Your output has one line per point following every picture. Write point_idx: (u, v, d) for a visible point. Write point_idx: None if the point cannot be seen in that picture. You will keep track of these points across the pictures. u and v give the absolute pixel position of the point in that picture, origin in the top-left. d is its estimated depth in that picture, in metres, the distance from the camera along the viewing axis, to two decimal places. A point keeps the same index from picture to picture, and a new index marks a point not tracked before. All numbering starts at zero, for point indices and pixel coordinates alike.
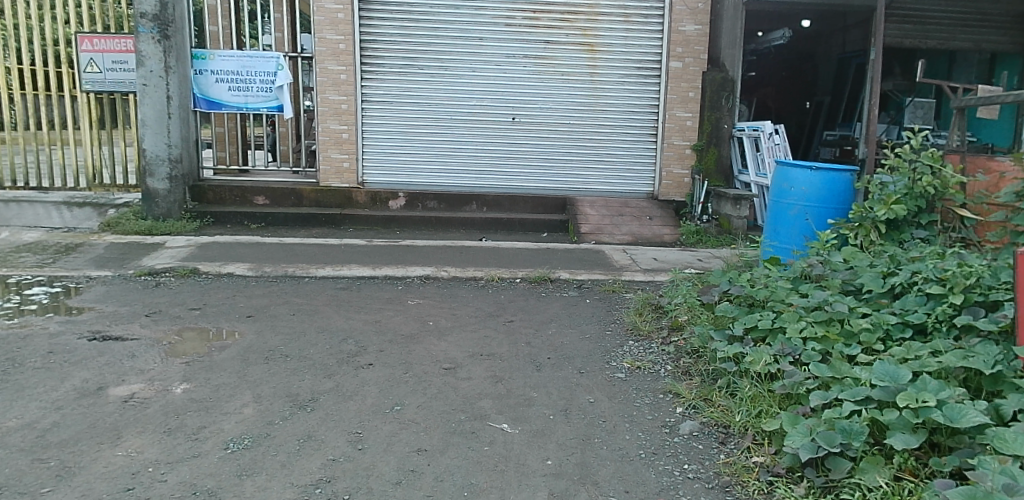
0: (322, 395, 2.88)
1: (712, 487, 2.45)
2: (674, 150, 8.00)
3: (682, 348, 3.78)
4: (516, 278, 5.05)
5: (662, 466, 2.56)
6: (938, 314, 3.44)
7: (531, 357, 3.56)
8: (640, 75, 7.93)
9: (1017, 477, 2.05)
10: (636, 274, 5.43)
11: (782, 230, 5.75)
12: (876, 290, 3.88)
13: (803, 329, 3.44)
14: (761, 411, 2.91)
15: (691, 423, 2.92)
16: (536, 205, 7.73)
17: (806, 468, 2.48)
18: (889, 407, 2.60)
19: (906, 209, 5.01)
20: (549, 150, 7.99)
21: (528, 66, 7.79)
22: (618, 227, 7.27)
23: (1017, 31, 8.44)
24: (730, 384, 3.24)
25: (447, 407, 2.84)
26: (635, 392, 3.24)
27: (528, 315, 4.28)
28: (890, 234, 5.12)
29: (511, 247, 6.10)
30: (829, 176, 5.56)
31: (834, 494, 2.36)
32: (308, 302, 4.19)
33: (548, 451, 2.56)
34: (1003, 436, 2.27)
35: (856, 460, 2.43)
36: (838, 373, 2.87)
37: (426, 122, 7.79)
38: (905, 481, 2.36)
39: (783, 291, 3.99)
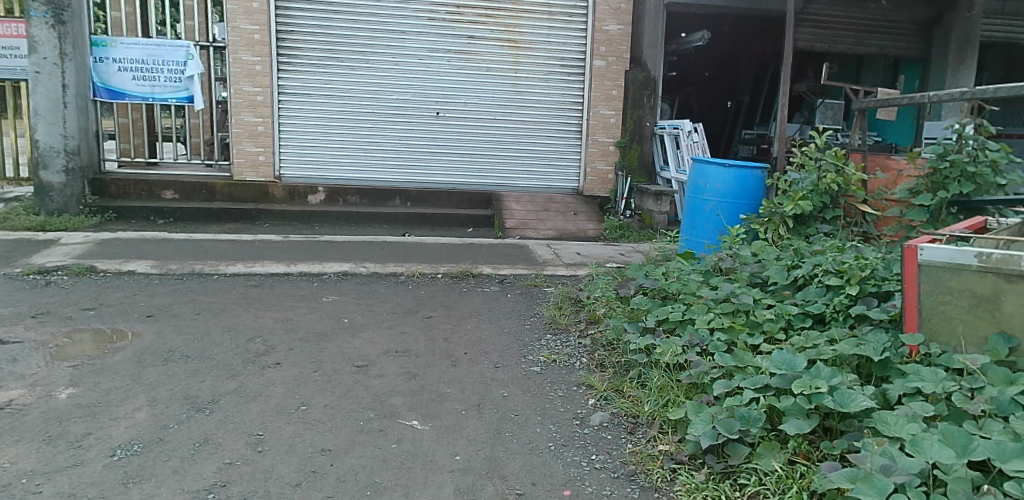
0: (224, 397, 2.78)
1: (617, 477, 2.50)
2: (598, 146, 8.11)
3: (598, 341, 3.85)
4: (437, 274, 5.00)
5: (570, 458, 2.59)
6: (835, 305, 3.61)
7: (447, 352, 3.54)
8: (565, 72, 8.01)
9: (896, 458, 2.15)
10: (558, 269, 5.48)
11: (699, 225, 5.93)
12: (780, 282, 4.05)
13: (711, 320, 3.56)
14: (668, 401, 2.99)
15: (600, 414, 2.98)
16: (462, 200, 7.71)
17: (707, 455, 2.56)
18: (785, 394, 2.71)
19: (812, 204, 5.24)
20: (474, 145, 7.97)
21: (452, 61, 7.74)
22: (543, 222, 7.33)
23: (918, 38, 8.96)
24: (641, 374, 3.32)
25: (356, 405, 2.79)
26: (549, 385, 3.27)
27: (447, 311, 4.25)
28: (798, 229, 5.35)
29: (434, 242, 6.05)
30: (741, 173, 5.77)
31: (731, 479, 2.46)
32: (215, 300, 4.04)
33: (457, 446, 2.55)
34: (886, 419, 2.40)
35: (753, 445, 2.53)
36: (741, 362, 2.97)
37: (347, 115, 7.63)
38: (798, 464, 2.45)
39: (694, 283, 4.11)
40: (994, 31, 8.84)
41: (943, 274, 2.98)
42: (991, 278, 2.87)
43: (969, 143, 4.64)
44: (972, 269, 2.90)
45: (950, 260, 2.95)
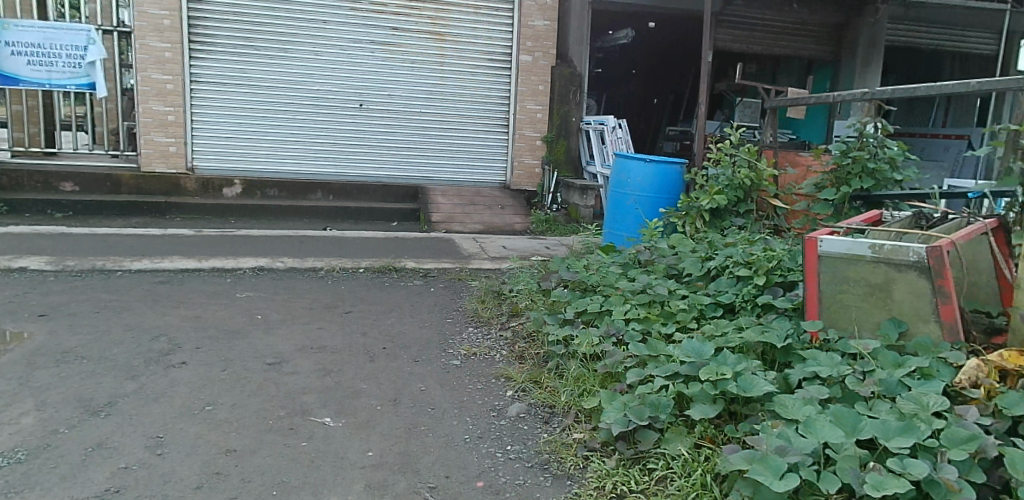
0: (122, 398, 2.65)
1: (530, 466, 2.53)
2: (525, 141, 8.15)
3: (518, 333, 3.87)
4: (358, 268, 4.91)
5: (485, 449, 2.60)
6: (744, 294, 3.75)
7: (365, 347, 3.49)
8: (491, 66, 8.01)
9: (790, 439, 2.25)
10: (483, 262, 5.47)
11: (621, 219, 6.06)
12: (694, 273, 4.18)
13: (627, 311, 3.65)
14: (584, 391, 3.05)
15: (517, 406, 3.00)
16: (387, 193, 7.60)
17: (618, 442, 2.63)
18: (694, 381, 2.80)
19: (727, 199, 5.44)
20: (398, 138, 7.86)
21: (375, 52, 7.61)
22: (469, 216, 7.32)
23: (829, 41, 9.40)
24: (559, 365, 3.36)
25: (265, 404, 2.71)
26: (468, 378, 3.27)
27: (368, 305, 4.19)
28: (714, 222, 5.55)
29: (358, 236, 5.95)
30: (661, 168, 5.92)
31: (641, 463, 2.53)
32: (118, 298, 3.85)
33: (370, 442, 2.52)
34: (784, 402, 2.51)
35: (662, 431, 2.62)
36: (654, 351, 3.05)
37: (265, 105, 7.38)
38: (704, 448, 2.54)
39: (614, 275, 4.21)
40: (898, 35, 9.31)
41: (840, 264, 3.16)
42: (883, 267, 3.04)
43: (870, 141, 4.91)
44: (866, 259, 3.08)
45: (847, 251, 3.12)
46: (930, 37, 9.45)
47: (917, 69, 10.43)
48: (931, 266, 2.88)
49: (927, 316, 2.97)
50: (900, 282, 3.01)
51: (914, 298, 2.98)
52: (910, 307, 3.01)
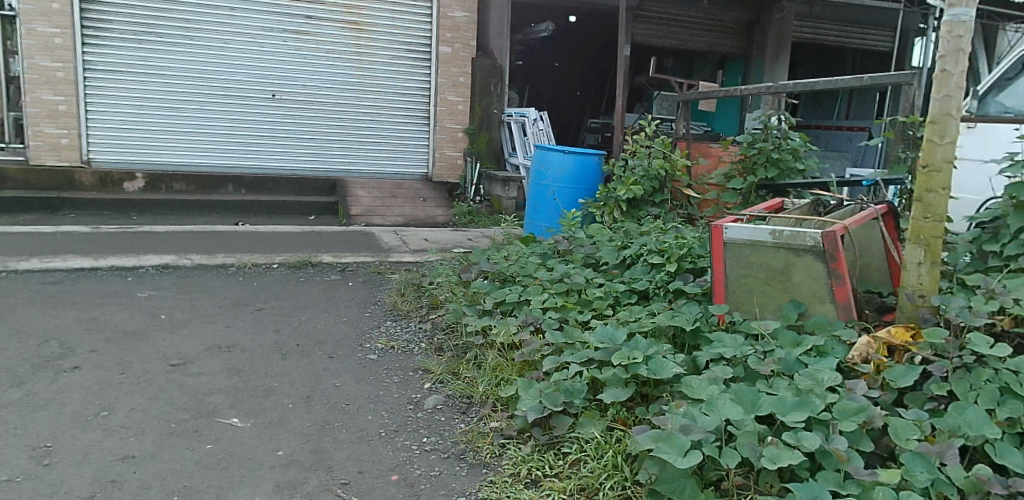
0: (5, 407, 2.49)
1: (447, 457, 2.53)
2: (446, 133, 8.08)
3: (438, 324, 3.84)
4: (272, 264, 4.76)
5: (400, 443, 2.58)
6: (657, 281, 3.86)
7: (278, 345, 3.39)
8: (410, 57, 7.90)
9: (695, 417, 2.34)
10: (403, 255, 5.38)
11: (542, 209, 6.11)
12: (610, 262, 4.27)
13: (545, 300, 3.69)
14: (501, 380, 3.07)
15: (435, 397, 3.00)
16: (303, 186, 7.41)
17: (534, 428, 2.66)
18: (607, 365, 2.86)
19: (643, 189, 5.58)
20: (314, 129, 7.65)
21: (288, 41, 7.37)
22: (390, 209, 7.24)
23: (740, 37, 9.77)
24: (477, 355, 3.37)
25: (168, 407, 2.60)
26: (385, 372, 3.23)
27: (281, 302, 4.07)
28: (631, 212, 5.69)
29: (272, 230, 5.76)
30: (580, 159, 5.99)
31: (556, 448, 2.57)
32: (2, 300, 3.59)
33: (280, 441, 2.46)
34: (691, 383, 2.60)
35: (576, 416, 2.67)
36: (570, 338, 3.10)
37: (168, 95, 7.03)
38: (616, 430, 2.60)
39: (532, 265, 4.26)
40: (803, 32, 9.75)
41: (744, 250, 3.30)
42: (783, 252, 3.20)
43: (774, 132, 5.13)
44: (767, 245, 3.23)
45: (749, 237, 3.27)
46: (833, 34, 9.96)
47: (823, 64, 10.96)
48: (826, 250, 3.05)
49: (823, 297, 3.14)
50: (799, 265, 3.17)
51: (811, 280, 3.15)
52: (808, 289, 3.18)
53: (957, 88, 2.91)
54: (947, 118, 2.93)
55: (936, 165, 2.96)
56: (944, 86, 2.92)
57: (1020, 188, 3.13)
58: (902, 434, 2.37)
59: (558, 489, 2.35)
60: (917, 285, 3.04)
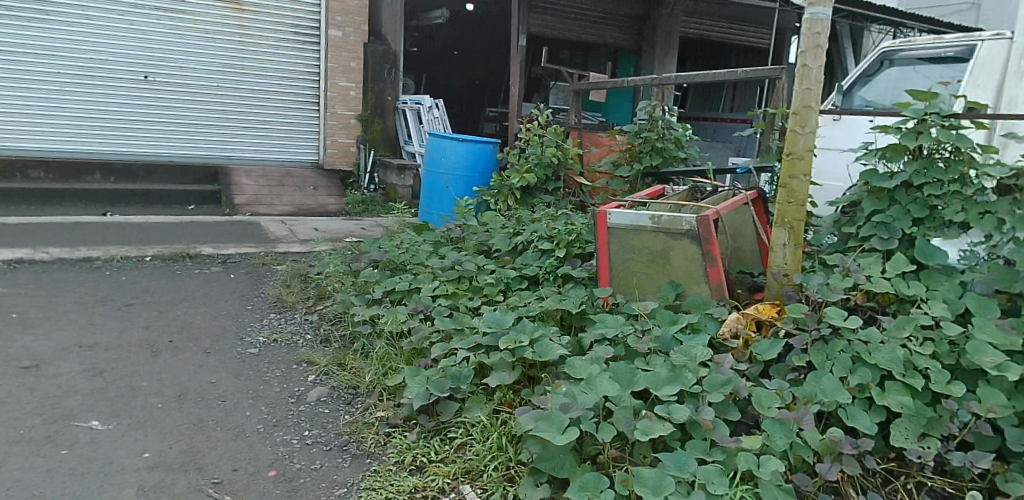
0: None
1: (329, 449, 2.48)
2: (337, 119, 7.81)
3: (325, 316, 3.73)
4: (144, 256, 4.47)
5: (280, 437, 2.51)
6: (546, 267, 3.91)
7: (147, 342, 3.20)
8: (297, 40, 7.61)
9: (575, 396, 2.40)
10: (290, 246, 5.18)
11: (437, 198, 6.04)
12: (502, 249, 4.28)
13: (435, 287, 3.64)
14: (388, 369, 3.03)
15: (319, 390, 2.92)
16: (181, 174, 7.00)
17: (420, 415, 2.65)
18: (494, 350, 2.88)
19: (536, 177, 5.64)
20: (193, 113, 7.23)
21: (162, 20, 6.92)
22: (278, 198, 6.99)
23: (631, 30, 10.07)
24: (364, 345, 3.30)
25: (17, 413, 2.43)
26: (266, 366, 3.11)
27: (153, 296, 3.83)
28: (525, 200, 5.74)
29: (146, 221, 5.41)
30: (474, 148, 5.94)
31: (442, 433, 2.58)
32: None
33: (147, 442, 2.35)
34: (574, 363, 2.65)
35: (463, 400, 2.69)
36: (459, 324, 3.08)
37: (23, 74, 6.41)
38: (502, 413, 2.63)
39: (424, 253, 4.22)
40: (689, 27, 10.18)
41: (626, 234, 3.43)
42: (663, 236, 3.34)
43: (659, 123, 5.33)
44: (648, 229, 3.36)
45: (631, 223, 3.39)
46: (718, 30, 10.45)
47: (710, 59, 11.44)
48: (700, 233, 3.21)
49: (698, 277, 3.30)
50: (676, 248, 3.32)
51: (688, 262, 3.31)
52: (685, 271, 3.33)
53: (815, 81, 3.13)
54: (808, 110, 3.16)
55: (799, 154, 3.19)
56: (804, 80, 3.14)
57: (872, 175, 3.37)
58: (764, 403, 2.50)
59: (442, 473, 2.36)
60: (782, 265, 3.27)
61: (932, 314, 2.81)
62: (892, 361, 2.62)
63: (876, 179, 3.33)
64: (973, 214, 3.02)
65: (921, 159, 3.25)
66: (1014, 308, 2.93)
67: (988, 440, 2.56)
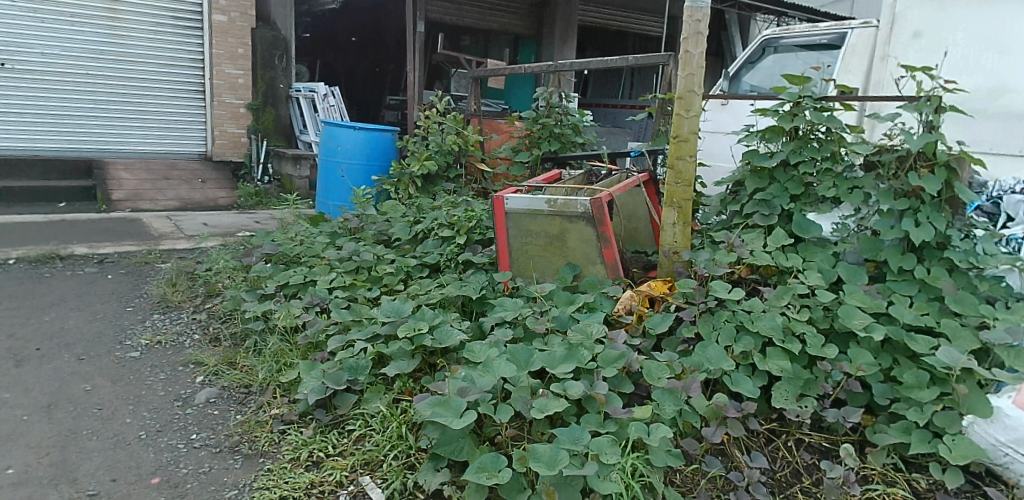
0: None
1: (219, 451, 2.41)
2: (226, 108, 7.40)
3: (215, 314, 3.56)
4: (7, 260, 4.12)
5: (164, 443, 2.42)
6: (447, 254, 3.86)
7: (11, 351, 2.96)
8: (177, 26, 7.16)
9: (474, 380, 2.42)
10: (176, 242, 4.90)
11: (335, 188, 5.84)
12: (402, 238, 4.17)
13: (332, 279, 3.53)
14: (283, 365, 2.93)
15: (208, 391, 2.79)
16: (50, 169, 6.48)
17: (317, 410, 2.60)
18: (393, 339, 2.83)
19: (437, 164, 5.56)
20: (61, 104, 6.69)
21: (18, 2, 6.33)
22: (162, 192, 6.62)
23: (530, 17, 10.10)
24: (257, 343, 3.18)
25: None
26: (149, 369, 2.95)
27: (19, 302, 3.54)
28: (427, 188, 5.66)
29: (10, 221, 4.98)
30: (372, 136, 5.78)
31: (340, 427, 2.55)
32: None
33: (12, 458, 2.24)
34: (473, 348, 2.66)
35: (361, 392, 2.66)
36: (357, 316, 3.00)
37: None
38: (401, 402, 2.61)
39: (320, 244, 4.07)
40: (589, 15, 10.37)
41: (523, 218, 3.47)
42: (558, 219, 3.40)
43: (556, 109, 5.44)
44: (544, 213, 3.41)
45: (527, 207, 3.44)
46: (616, 18, 10.72)
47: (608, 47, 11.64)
48: (594, 215, 3.30)
49: (595, 259, 3.39)
50: (572, 231, 3.40)
51: (584, 244, 3.39)
52: (582, 252, 3.41)
53: (697, 67, 3.27)
54: (692, 95, 3.29)
55: (684, 136, 3.33)
56: (687, 66, 3.27)
57: (754, 155, 3.54)
58: (654, 374, 2.61)
59: (340, 467, 2.32)
60: (672, 243, 3.41)
61: (808, 283, 3.01)
62: (772, 328, 2.80)
63: (757, 159, 3.51)
64: (843, 190, 3.27)
65: (797, 140, 3.43)
66: (879, 274, 3.22)
67: (858, 396, 2.77)
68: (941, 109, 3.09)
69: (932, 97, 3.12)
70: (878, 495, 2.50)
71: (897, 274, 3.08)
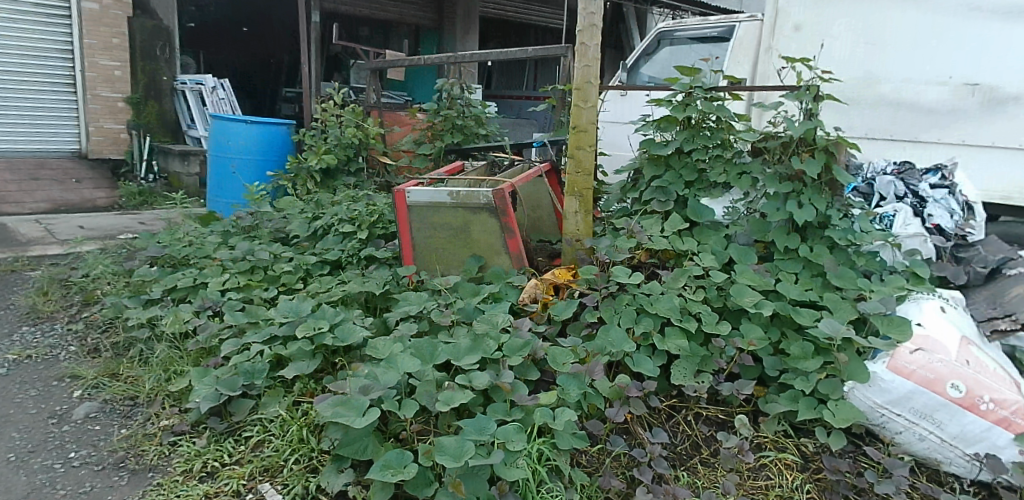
0: None
1: (102, 468, 2.29)
2: (101, 102, 6.88)
3: (93, 323, 3.31)
4: None
5: (38, 464, 2.28)
6: (348, 250, 3.75)
7: None
8: (41, 14, 6.56)
9: (377, 376, 2.37)
10: (48, 248, 4.53)
11: (227, 185, 5.57)
12: (301, 235, 4.03)
13: (225, 281, 3.38)
14: (172, 374, 2.78)
15: (87, 406, 2.62)
16: None
17: (211, 418, 2.48)
18: (292, 340, 2.73)
19: (336, 158, 5.40)
20: None
21: None
22: (30, 194, 6.10)
23: (431, 8, 9.96)
24: (142, 351, 2.99)
25: None
26: (18, 387, 2.73)
27: None
28: (326, 183, 5.49)
29: None
30: (266, 129, 5.53)
31: (237, 434, 2.44)
32: None
33: None
34: (376, 345, 2.61)
35: (259, 397, 2.56)
36: (253, 317, 2.87)
37: None
38: (302, 404, 2.53)
39: (211, 244, 3.88)
40: (491, 7, 10.37)
41: (425, 211, 3.43)
42: (461, 211, 3.38)
43: (458, 101, 5.40)
44: (446, 205, 3.38)
45: (429, 199, 3.39)
46: (517, 11, 10.78)
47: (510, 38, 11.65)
48: (497, 207, 3.30)
49: (499, 249, 3.39)
50: (475, 222, 3.38)
51: (488, 234, 3.38)
52: (487, 243, 3.41)
53: (593, 59, 3.33)
54: (589, 85, 3.35)
55: (583, 127, 3.38)
56: (584, 57, 3.32)
57: (650, 144, 3.64)
58: (559, 360, 2.64)
59: (237, 476, 2.25)
60: (575, 231, 3.48)
61: (702, 265, 3.14)
62: (670, 309, 2.91)
63: (654, 147, 3.61)
64: (732, 176, 3.44)
65: (690, 128, 3.56)
66: (767, 254, 3.40)
67: (750, 369, 2.92)
68: (819, 97, 3.28)
69: (811, 86, 3.30)
70: (770, 461, 2.64)
71: (784, 253, 3.26)
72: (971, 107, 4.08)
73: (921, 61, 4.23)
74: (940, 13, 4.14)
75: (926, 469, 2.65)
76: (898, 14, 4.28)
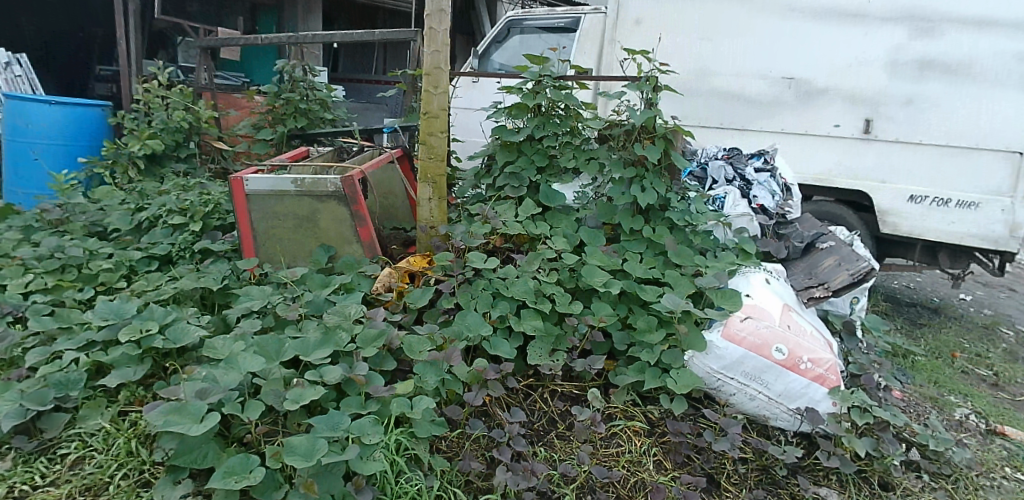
0: None
1: None
2: None
3: None
4: None
5: None
6: (180, 243, 3.42)
7: None
8: None
9: (216, 378, 2.19)
10: None
11: (26, 173, 4.89)
12: (122, 229, 3.62)
13: (29, 283, 2.98)
14: None
15: None
16: None
17: (16, 437, 2.19)
18: (115, 345, 2.45)
19: (162, 143, 4.92)
20: None
21: None
22: None
23: None
24: None
25: None
26: None
27: None
28: (151, 169, 4.98)
29: None
30: (75, 111, 4.93)
31: (50, 453, 2.17)
32: None
33: None
34: (213, 344, 2.40)
35: (76, 409, 2.28)
36: (65, 322, 2.55)
37: None
38: (129, 414, 2.30)
39: (8, 242, 3.39)
40: None
41: (268, 200, 3.21)
42: (307, 200, 3.21)
43: (301, 83, 5.12)
44: (291, 194, 3.20)
45: (271, 188, 3.19)
46: None
47: (357, 22, 11.26)
48: (346, 194, 3.16)
49: (349, 238, 3.25)
50: (323, 211, 3.22)
51: (336, 223, 3.23)
52: (335, 232, 3.25)
53: (442, 44, 3.27)
54: (438, 71, 3.29)
55: (434, 113, 3.31)
56: (433, 42, 3.25)
57: (502, 131, 3.64)
58: (415, 348, 2.58)
59: None
60: (429, 218, 3.42)
61: (555, 248, 3.20)
62: (525, 292, 2.94)
63: (505, 134, 3.61)
64: (581, 161, 3.53)
65: (540, 115, 3.60)
66: (614, 236, 3.54)
67: (601, 345, 3.03)
68: (657, 87, 3.44)
69: (650, 77, 3.46)
70: (620, 430, 2.76)
71: (630, 234, 3.41)
72: (788, 99, 4.49)
73: (745, 56, 4.60)
74: (761, 12, 4.52)
75: (757, 425, 2.88)
76: (725, 12, 4.62)
